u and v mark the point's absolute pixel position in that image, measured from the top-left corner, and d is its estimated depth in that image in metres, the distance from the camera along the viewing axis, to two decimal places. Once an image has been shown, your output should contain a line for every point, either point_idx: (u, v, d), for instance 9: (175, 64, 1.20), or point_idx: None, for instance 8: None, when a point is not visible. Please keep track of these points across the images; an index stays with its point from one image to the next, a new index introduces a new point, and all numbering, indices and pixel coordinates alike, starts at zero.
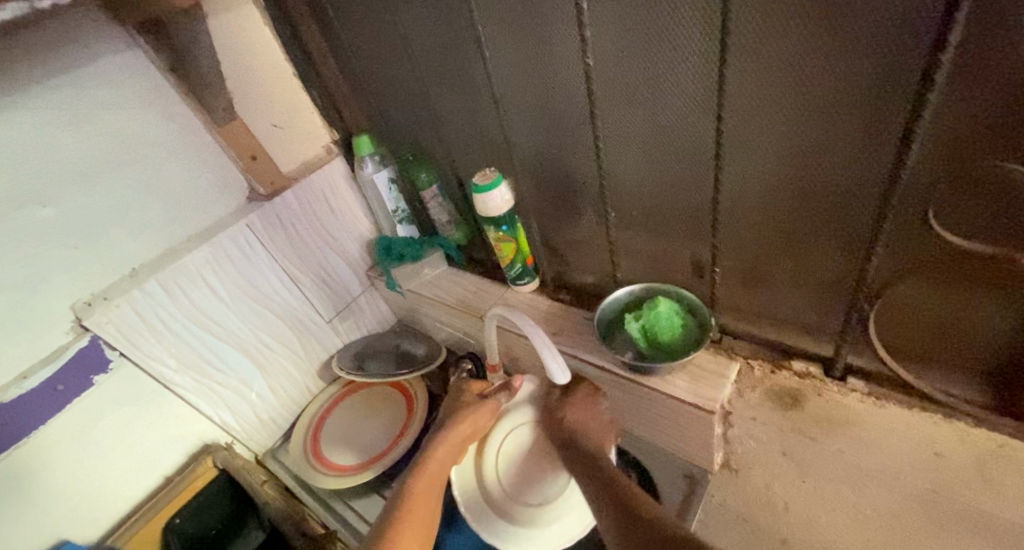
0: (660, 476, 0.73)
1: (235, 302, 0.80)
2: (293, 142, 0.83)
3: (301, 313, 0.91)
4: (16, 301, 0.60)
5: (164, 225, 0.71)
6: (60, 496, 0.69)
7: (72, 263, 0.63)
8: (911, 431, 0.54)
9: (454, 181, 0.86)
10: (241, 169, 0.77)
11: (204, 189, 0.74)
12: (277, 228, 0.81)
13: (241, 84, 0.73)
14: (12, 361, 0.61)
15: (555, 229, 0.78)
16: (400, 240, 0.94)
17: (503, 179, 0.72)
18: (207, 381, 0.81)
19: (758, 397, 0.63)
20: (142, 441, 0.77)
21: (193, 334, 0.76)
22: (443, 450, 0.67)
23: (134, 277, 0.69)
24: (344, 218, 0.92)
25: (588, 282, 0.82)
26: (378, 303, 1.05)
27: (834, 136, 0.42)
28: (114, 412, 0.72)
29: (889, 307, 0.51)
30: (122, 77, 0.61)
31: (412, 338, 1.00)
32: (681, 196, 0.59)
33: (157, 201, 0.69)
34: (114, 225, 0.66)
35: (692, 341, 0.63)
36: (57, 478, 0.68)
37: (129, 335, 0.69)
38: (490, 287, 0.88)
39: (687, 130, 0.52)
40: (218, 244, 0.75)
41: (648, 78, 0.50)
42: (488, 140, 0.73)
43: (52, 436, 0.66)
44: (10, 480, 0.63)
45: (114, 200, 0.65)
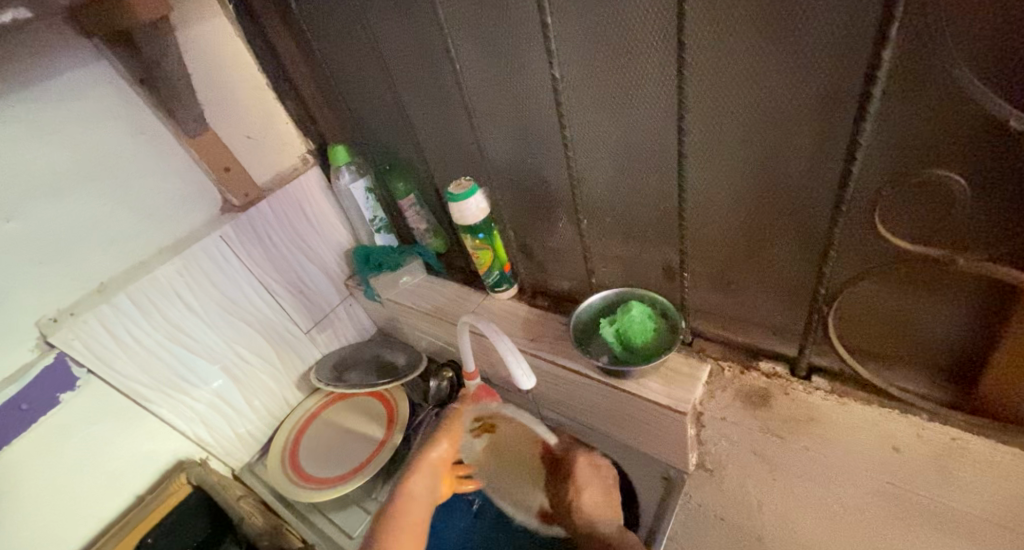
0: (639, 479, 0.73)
1: (209, 315, 0.79)
2: (267, 153, 0.82)
3: (278, 325, 0.90)
4: None
5: (135, 238, 0.70)
6: (27, 519, 0.67)
7: (36, 279, 0.62)
8: (871, 427, 0.56)
9: (431, 190, 0.86)
10: (215, 181, 0.76)
11: (176, 201, 0.73)
12: (251, 240, 0.81)
13: (214, 96, 0.73)
14: None
15: (532, 236, 0.79)
16: (379, 249, 0.94)
17: (479, 188, 0.73)
18: (180, 396, 0.80)
19: (729, 397, 0.64)
20: (113, 460, 0.75)
21: (164, 348, 0.75)
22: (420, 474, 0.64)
23: (102, 292, 0.68)
24: (321, 228, 0.92)
25: (564, 288, 0.83)
26: (358, 312, 1.04)
27: (787, 146, 0.44)
28: (84, 430, 0.70)
29: (848, 308, 0.53)
30: (88, 90, 0.61)
31: (391, 347, 1.00)
32: (649, 205, 0.61)
33: (127, 214, 0.68)
34: (82, 239, 0.65)
35: (665, 344, 0.64)
36: (24, 501, 0.66)
37: (98, 351, 0.68)
38: (468, 295, 0.89)
39: (653, 140, 0.53)
40: (191, 256, 0.74)
41: (614, 89, 0.52)
42: (463, 150, 0.74)
43: (18, 457, 0.64)
44: None
45: (82, 215, 0.64)
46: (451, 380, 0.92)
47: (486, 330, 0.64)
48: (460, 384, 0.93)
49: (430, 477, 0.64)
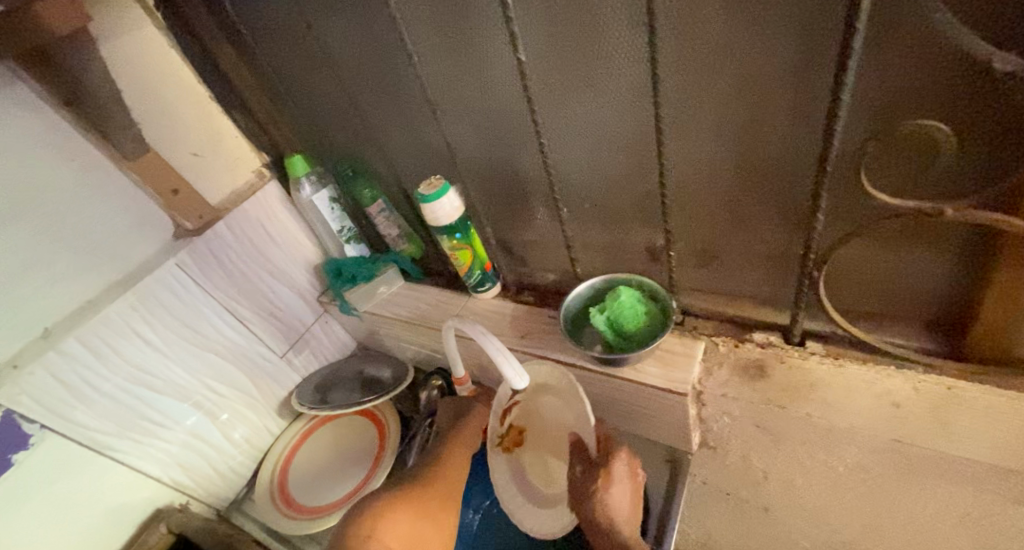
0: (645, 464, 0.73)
1: (171, 348, 0.74)
2: (218, 171, 0.77)
3: (251, 351, 0.85)
4: None
5: (78, 277, 0.64)
6: None
7: None
8: (868, 387, 0.54)
9: (400, 195, 0.83)
10: (162, 206, 0.71)
11: (123, 232, 0.68)
12: (211, 265, 0.76)
13: (152, 113, 0.67)
14: None
15: (510, 230, 0.77)
16: (350, 260, 0.90)
17: (450, 186, 0.70)
18: (150, 439, 0.74)
19: (727, 373, 0.62)
20: (83, 519, 0.69)
21: (124, 390, 0.69)
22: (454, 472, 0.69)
23: (47, 338, 0.62)
24: (286, 245, 0.87)
25: (549, 281, 0.82)
26: (336, 329, 1.00)
27: (766, 110, 0.43)
28: (45, 491, 0.64)
29: (838, 269, 0.53)
30: (6, 118, 0.55)
31: (374, 361, 0.96)
32: (628, 187, 0.59)
33: (66, 251, 0.62)
34: (15, 284, 0.58)
35: (658, 327, 0.63)
36: None
37: (49, 403, 0.62)
38: (450, 299, 0.86)
39: (629, 117, 0.51)
40: (145, 288, 0.69)
41: (579, 66, 0.49)
42: (429, 148, 0.71)
43: None
44: None
45: (15, 256, 0.58)
46: (441, 388, 0.90)
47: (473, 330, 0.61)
48: (450, 391, 0.90)
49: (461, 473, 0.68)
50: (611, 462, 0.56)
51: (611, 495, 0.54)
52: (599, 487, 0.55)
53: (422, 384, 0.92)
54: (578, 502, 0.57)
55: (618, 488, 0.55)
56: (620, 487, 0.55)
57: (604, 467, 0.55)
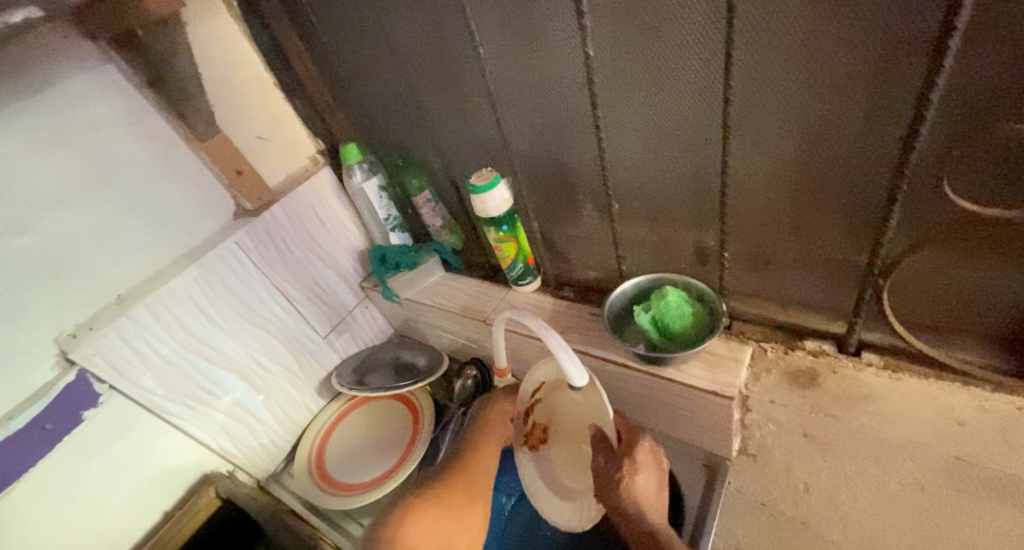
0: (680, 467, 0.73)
1: (228, 322, 0.77)
2: (278, 155, 0.80)
3: (298, 330, 0.88)
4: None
5: (149, 248, 0.68)
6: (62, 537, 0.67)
7: (49, 292, 0.60)
8: (929, 401, 0.54)
9: (447, 186, 0.85)
10: (226, 185, 0.74)
11: (190, 208, 0.71)
12: (268, 245, 0.79)
13: (224, 97, 0.71)
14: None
15: (555, 225, 0.78)
16: (394, 248, 0.92)
17: (501, 178, 0.71)
18: (203, 407, 0.78)
19: (775, 379, 0.63)
20: (140, 475, 0.74)
21: (184, 359, 0.73)
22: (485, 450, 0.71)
23: (120, 304, 0.66)
24: (335, 230, 0.89)
25: (590, 278, 0.82)
26: (375, 315, 1.02)
27: (841, 111, 0.42)
28: (109, 447, 0.69)
29: (902, 280, 0.51)
30: (94, 96, 0.59)
31: (411, 348, 0.98)
32: (681, 187, 0.59)
33: (140, 224, 0.66)
34: (95, 252, 0.63)
35: (705, 328, 0.62)
36: (56, 518, 0.65)
37: (118, 365, 0.65)
38: (490, 290, 0.87)
39: (692, 115, 0.51)
40: (207, 262, 0.72)
41: (646, 63, 0.49)
42: (482, 141, 0.72)
43: (48, 474, 0.63)
44: None
45: (98, 225, 0.62)
46: (476, 378, 0.91)
47: (533, 324, 0.60)
48: (484, 382, 0.92)
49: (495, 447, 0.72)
50: (636, 452, 0.57)
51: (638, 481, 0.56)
52: (627, 478, 0.55)
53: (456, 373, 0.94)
54: (605, 491, 0.58)
55: (645, 476, 0.56)
56: (646, 475, 0.57)
57: (629, 456, 0.57)
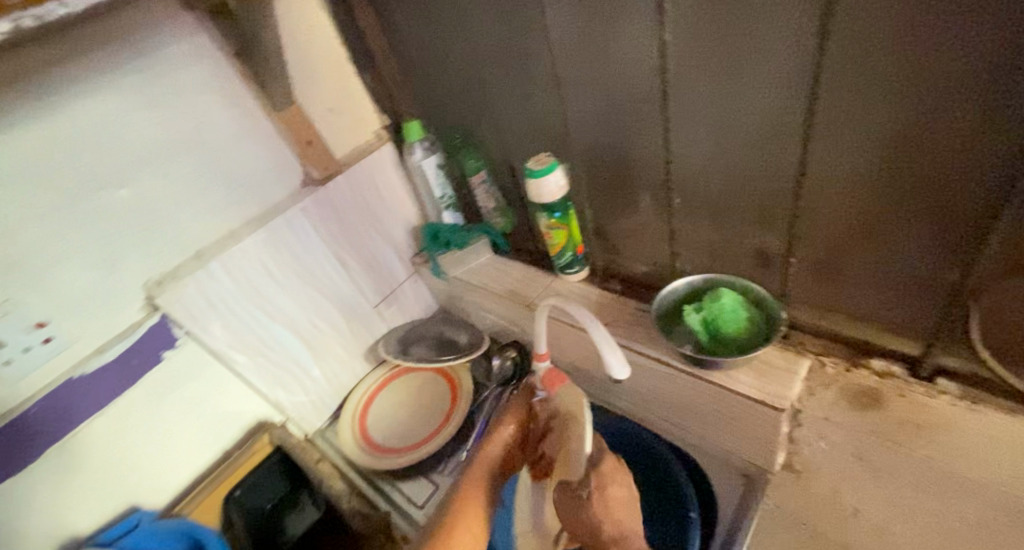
0: (717, 471, 0.74)
1: (290, 284, 0.82)
2: (346, 128, 0.84)
3: (351, 297, 0.93)
4: (99, 279, 0.64)
5: (227, 208, 0.74)
6: (139, 458, 0.76)
7: (141, 242, 0.66)
8: (1015, 439, 0.47)
9: (503, 169, 0.85)
10: (297, 154, 0.78)
11: (264, 173, 0.76)
12: (330, 214, 0.83)
13: (301, 69, 0.74)
14: (97, 334, 0.66)
15: (608, 216, 0.77)
16: (447, 226, 0.95)
17: (559, 164, 0.71)
18: (263, 360, 0.84)
19: (833, 396, 0.58)
20: (206, 413, 0.82)
21: (251, 314, 0.79)
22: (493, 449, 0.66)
23: (199, 258, 0.72)
24: (392, 203, 0.93)
25: (639, 272, 0.81)
26: (423, 289, 1.05)
27: (942, 121, 0.38)
28: (181, 385, 0.77)
29: (994, 308, 0.46)
30: (188, 62, 0.63)
31: (454, 325, 1.01)
32: (749, 184, 0.56)
33: (219, 185, 0.71)
34: (181, 208, 0.68)
35: (761, 334, 0.60)
36: (133, 442, 0.74)
37: (193, 312, 0.72)
38: (538, 277, 0.88)
39: (771, 110, 0.48)
40: (275, 226, 0.77)
41: (726, 52, 0.47)
42: (542, 125, 0.71)
43: (132, 400, 0.72)
44: (69, 448, 0.67)
45: (184, 182, 0.68)
46: (514, 359, 0.92)
47: (579, 316, 0.64)
48: (523, 365, 0.92)
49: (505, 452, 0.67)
50: (605, 462, 0.55)
51: (610, 495, 0.54)
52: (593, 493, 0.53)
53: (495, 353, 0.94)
54: (567, 514, 0.56)
55: (617, 488, 0.55)
56: (619, 487, 0.55)
57: (598, 468, 0.55)
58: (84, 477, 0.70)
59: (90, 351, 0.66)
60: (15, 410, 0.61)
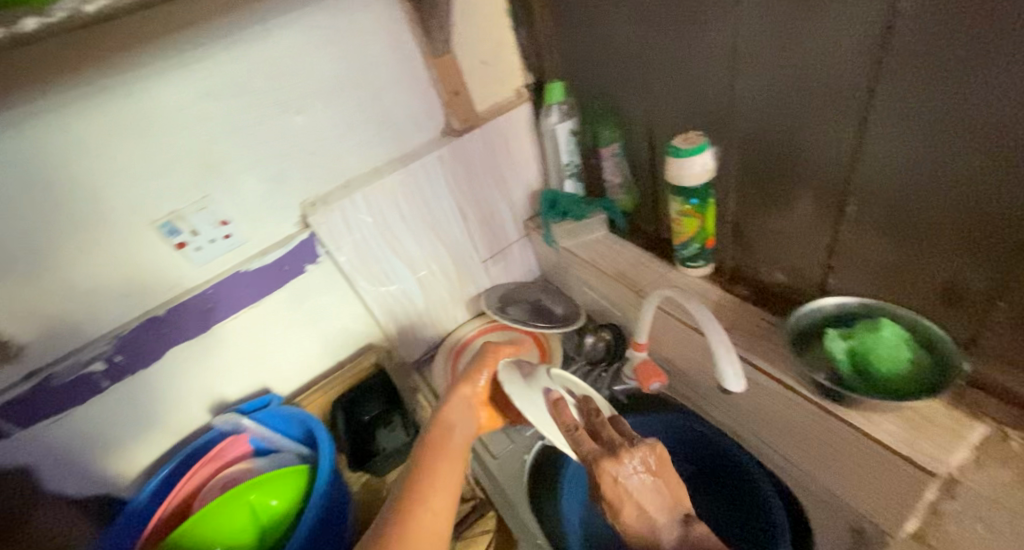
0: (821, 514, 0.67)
1: (417, 226, 0.88)
2: (492, 83, 0.88)
3: (467, 250, 0.97)
4: (272, 191, 0.76)
5: (374, 146, 0.82)
6: (275, 351, 0.90)
7: (305, 164, 0.77)
8: None
9: (641, 143, 0.82)
10: (443, 101, 0.83)
11: (411, 117, 0.83)
12: (461, 166, 0.88)
13: (463, 20, 0.79)
14: (263, 240, 0.79)
15: (752, 214, 0.69)
16: (567, 195, 0.94)
17: (709, 146, 0.66)
18: (382, 291, 0.91)
19: (1009, 476, 0.48)
20: (330, 326, 0.94)
21: (379, 248, 0.87)
22: (457, 403, 0.59)
23: (346, 188, 0.81)
24: (519, 165, 0.96)
25: (777, 280, 0.72)
26: (530, 255, 1.08)
27: None
28: (314, 297, 0.88)
29: None
30: (367, 7, 0.71)
31: (553, 296, 1.00)
32: (950, 208, 0.46)
33: (373, 124, 0.79)
34: (339, 139, 0.78)
35: (920, 389, 0.51)
36: (273, 336, 0.88)
37: (332, 235, 0.81)
38: (655, 263, 0.84)
39: (1001, 124, 0.38)
40: (412, 169, 0.83)
41: (952, 44, 0.38)
42: (703, 102, 0.66)
43: (276, 302, 0.85)
44: (227, 327, 0.82)
45: (345, 117, 0.77)
46: (608, 342, 0.91)
47: (699, 315, 0.62)
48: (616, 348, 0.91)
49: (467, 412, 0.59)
50: (604, 480, 0.50)
51: (627, 509, 0.51)
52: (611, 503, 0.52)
53: (590, 330, 0.95)
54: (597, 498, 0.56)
55: (634, 497, 0.50)
56: (636, 495, 0.50)
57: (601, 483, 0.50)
58: (236, 354, 0.86)
59: (258, 250, 0.79)
60: (202, 286, 0.76)
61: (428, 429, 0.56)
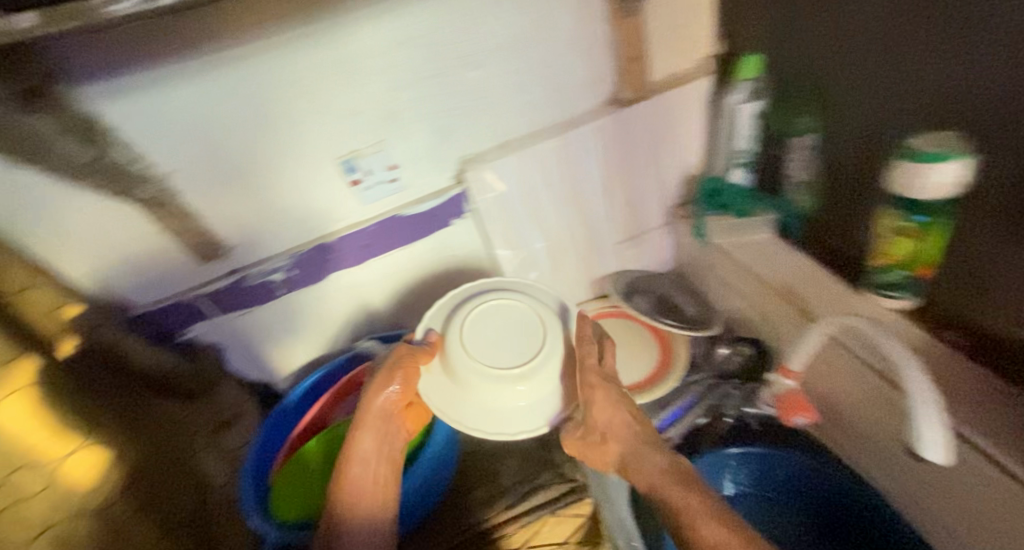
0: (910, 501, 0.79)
1: (557, 194, 0.98)
2: (675, 51, 0.91)
3: (598, 222, 1.07)
4: (439, 142, 0.85)
5: (534, 112, 0.89)
6: (415, 285, 1.04)
7: (472, 122, 0.85)
8: None
9: (840, 137, 0.79)
10: (621, 68, 0.88)
11: (579, 83, 0.88)
12: (619, 138, 0.95)
13: None
14: (420, 188, 0.90)
15: (1014, 247, 0.59)
16: (733, 189, 1.01)
17: (966, 155, 0.54)
18: (520, 247, 1.03)
19: None
20: (462, 273, 1.07)
21: (524, 209, 0.97)
22: (366, 417, 0.72)
23: (505, 148, 0.90)
24: (681, 143, 1.02)
25: (988, 324, 0.68)
26: (664, 242, 1.18)
27: None
28: (454, 246, 1.01)
29: None
30: None
31: (686, 294, 1.10)
32: None
33: (540, 88, 0.86)
34: (505, 101, 0.85)
35: None
36: (417, 272, 1.02)
37: (485, 191, 0.91)
38: (823, 274, 0.88)
39: None
40: (569, 138, 0.91)
41: None
42: (944, 91, 0.58)
43: (420, 246, 0.97)
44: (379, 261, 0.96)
45: (513, 82, 0.83)
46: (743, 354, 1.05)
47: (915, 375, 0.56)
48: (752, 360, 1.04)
49: (385, 418, 0.73)
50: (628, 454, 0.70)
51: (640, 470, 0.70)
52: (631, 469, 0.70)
53: (728, 340, 1.08)
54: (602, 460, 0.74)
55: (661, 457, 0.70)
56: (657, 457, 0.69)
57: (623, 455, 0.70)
58: (386, 282, 1.01)
59: (412, 199, 0.91)
60: (361, 224, 0.89)
61: (348, 445, 0.70)
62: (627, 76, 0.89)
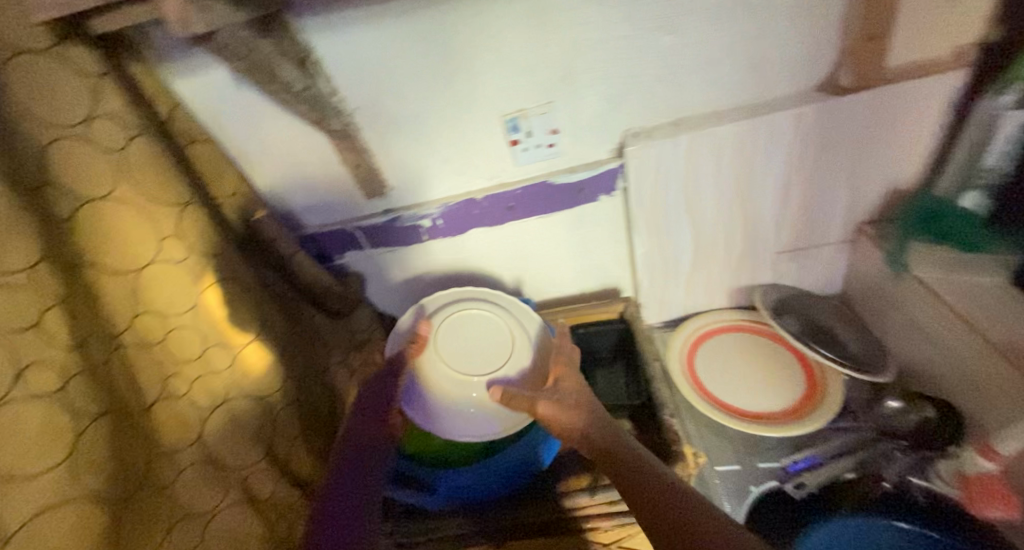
0: None
1: (724, 185, 0.87)
2: (932, 32, 0.70)
3: (762, 224, 0.94)
4: (608, 110, 0.80)
5: (723, 89, 0.78)
6: (549, 254, 1.02)
7: (650, 92, 0.77)
8: None
9: None
10: (849, 46, 0.72)
11: (789, 59, 0.75)
12: (819, 131, 0.81)
13: None
14: (578, 156, 0.86)
15: None
16: (957, 213, 0.82)
17: None
18: (665, 236, 0.95)
19: None
20: (598, 251, 1.02)
21: (683, 196, 0.89)
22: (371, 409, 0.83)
23: (677, 126, 0.82)
24: (898, 149, 0.83)
25: None
26: (838, 260, 1.01)
27: None
28: (597, 223, 0.97)
29: None
30: None
31: (852, 327, 0.97)
32: None
33: (739, 61, 0.74)
34: (693, 71, 0.75)
35: None
36: (554, 242, 1.00)
37: (644, 170, 0.84)
38: None
39: None
40: (757, 123, 0.79)
41: None
42: None
43: (563, 217, 0.95)
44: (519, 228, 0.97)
45: (711, 50, 0.72)
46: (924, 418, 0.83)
47: None
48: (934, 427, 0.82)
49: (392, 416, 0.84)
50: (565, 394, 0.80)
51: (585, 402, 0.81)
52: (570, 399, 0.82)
53: (904, 395, 0.86)
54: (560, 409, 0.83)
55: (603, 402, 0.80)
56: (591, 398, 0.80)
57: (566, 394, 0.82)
58: (521, 247, 1.01)
59: (565, 167, 0.87)
60: (511, 184, 0.89)
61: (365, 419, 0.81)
62: (855, 56, 0.72)
